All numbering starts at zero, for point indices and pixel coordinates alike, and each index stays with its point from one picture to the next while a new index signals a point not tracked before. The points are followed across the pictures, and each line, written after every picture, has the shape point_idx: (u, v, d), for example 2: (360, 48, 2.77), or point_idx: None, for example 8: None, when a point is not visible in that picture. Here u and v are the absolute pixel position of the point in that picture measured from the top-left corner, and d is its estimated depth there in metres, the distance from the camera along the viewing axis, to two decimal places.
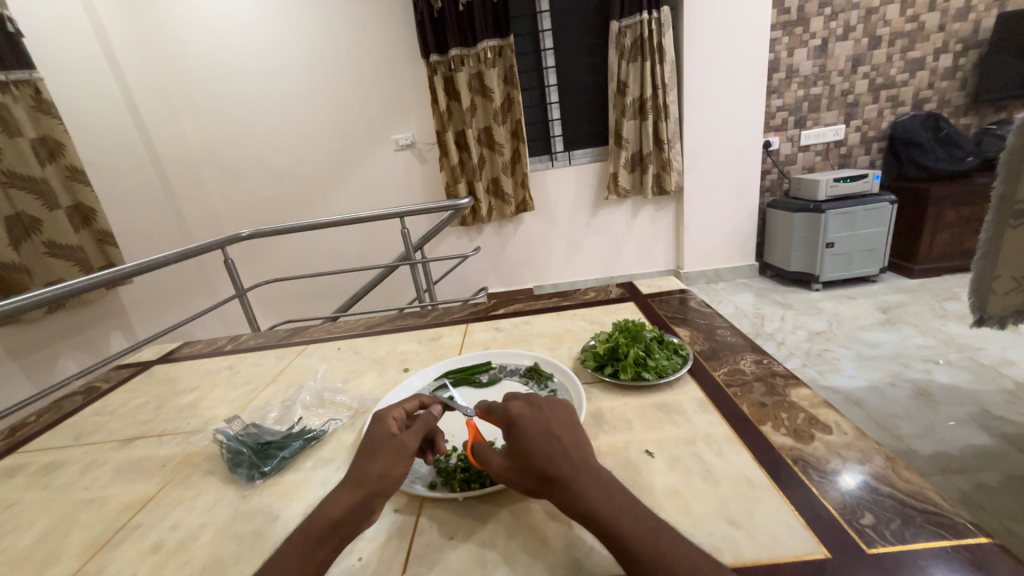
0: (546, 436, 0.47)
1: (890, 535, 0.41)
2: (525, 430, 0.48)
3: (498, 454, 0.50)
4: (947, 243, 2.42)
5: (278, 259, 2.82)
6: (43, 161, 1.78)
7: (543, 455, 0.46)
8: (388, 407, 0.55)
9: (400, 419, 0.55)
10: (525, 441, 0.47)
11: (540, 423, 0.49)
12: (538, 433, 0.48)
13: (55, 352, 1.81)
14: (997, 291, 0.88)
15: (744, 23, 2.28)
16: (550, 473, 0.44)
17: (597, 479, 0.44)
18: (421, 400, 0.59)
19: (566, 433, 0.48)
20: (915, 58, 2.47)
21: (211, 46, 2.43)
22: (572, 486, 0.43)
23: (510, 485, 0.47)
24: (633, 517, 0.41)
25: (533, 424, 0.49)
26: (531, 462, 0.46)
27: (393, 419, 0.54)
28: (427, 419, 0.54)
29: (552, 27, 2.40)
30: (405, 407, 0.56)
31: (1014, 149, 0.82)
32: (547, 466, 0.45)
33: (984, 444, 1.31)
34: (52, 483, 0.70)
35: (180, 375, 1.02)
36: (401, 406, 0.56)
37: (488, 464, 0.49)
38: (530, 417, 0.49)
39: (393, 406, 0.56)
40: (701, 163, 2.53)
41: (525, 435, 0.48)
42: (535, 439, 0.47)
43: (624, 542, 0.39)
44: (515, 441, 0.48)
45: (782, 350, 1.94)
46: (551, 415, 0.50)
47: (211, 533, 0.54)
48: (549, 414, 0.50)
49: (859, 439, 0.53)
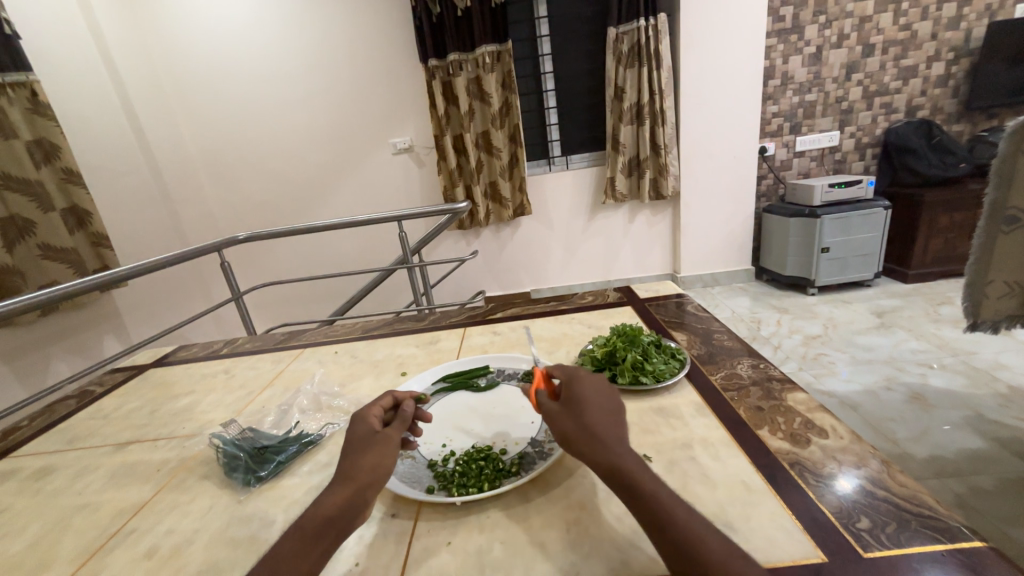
0: (604, 405, 0.50)
1: (886, 539, 0.41)
2: (589, 394, 0.51)
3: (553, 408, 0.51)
4: (941, 249, 2.44)
5: (274, 262, 2.81)
6: (38, 163, 1.77)
7: (597, 418, 0.48)
8: (366, 406, 0.56)
9: (379, 419, 0.56)
10: (588, 403, 0.50)
11: (602, 393, 0.51)
12: (600, 400, 0.50)
13: (48, 355, 1.79)
14: (990, 296, 0.89)
15: (739, 30, 2.31)
16: (596, 432, 0.46)
17: (629, 446, 0.46)
18: (395, 397, 0.59)
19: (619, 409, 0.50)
20: (907, 66, 2.50)
21: (209, 48, 2.43)
22: (612, 443, 0.45)
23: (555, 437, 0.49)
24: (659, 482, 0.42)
25: (595, 393, 0.51)
26: (586, 420, 0.47)
27: (373, 417, 0.55)
28: (408, 414, 0.55)
29: (550, 33, 2.42)
30: (382, 405, 0.57)
31: (1006, 156, 0.83)
32: (597, 426, 0.47)
33: (979, 448, 1.31)
34: (45, 488, 0.69)
35: (175, 379, 1.01)
36: (379, 404, 0.57)
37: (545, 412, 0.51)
38: (596, 387, 0.52)
39: (371, 405, 0.56)
40: (698, 168, 2.55)
41: (587, 398, 0.50)
42: (595, 404, 0.50)
43: (648, 498, 0.40)
44: (577, 401, 0.50)
45: (779, 354, 1.95)
46: (611, 391, 0.53)
47: (206, 539, 0.53)
48: (610, 391, 0.53)
49: (855, 442, 0.54)
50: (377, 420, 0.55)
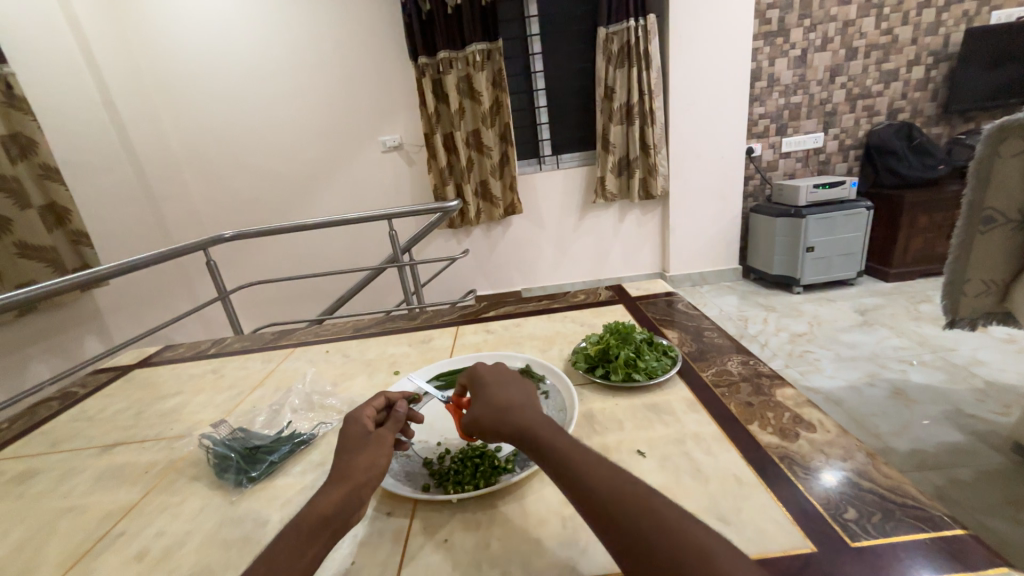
0: (503, 387, 0.56)
1: (872, 529, 0.42)
2: (487, 384, 0.57)
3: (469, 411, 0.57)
4: (920, 248, 2.50)
5: (262, 260, 2.77)
6: (14, 159, 1.72)
7: (501, 400, 0.54)
8: (359, 406, 0.56)
9: (373, 419, 0.55)
10: (489, 391, 0.56)
11: (499, 378, 0.59)
12: (498, 386, 0.57)
13: (26, 357, 1.75)
14: (968, 294, 0.92)
15: (727, 32, 2.34)
16: (504, 412, 0.52)
17: (536, 409, 0.52)
18: (388, 397, 0.59)
19: (519, 385, 0.57)
20: (889, 70, 2.56)
21: (194, 43, 2.39)
22: (520, 414, 0.51)
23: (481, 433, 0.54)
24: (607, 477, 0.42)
25: (493, 379, 0.58)
26: (493, 406, 0.54)
27: (366, 417, 0.55)
28: (401, 416, 0.56)
29: (541, 32, 2.42)
30: (376, 404, 0.56)
31: (982, 159, 0.86)
32: (505, 408, 0.53)
33: (957, 441, 1.35)
34: (27, 492, 0.68)
35: (162, 379, 0.99)
36: (372, 404, 0.56)
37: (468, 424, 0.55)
38: (491, 377, 0.59)
39: (364, 404, 0.56)
40: (686, 168, 2.57)
41: (489, 388, 0.57)
42: (496, 390, 0.56)
43: (592, 497, 0.40)
44: (481, 394, 0.56)
45: (765, 352, 1.98)
46: (509, 374, 0.60)
47: (198, 540, 0.53)
48: (506, 373, 0.60)
49: (842, 436, 0.55)
50: (370, 420, 0.55)
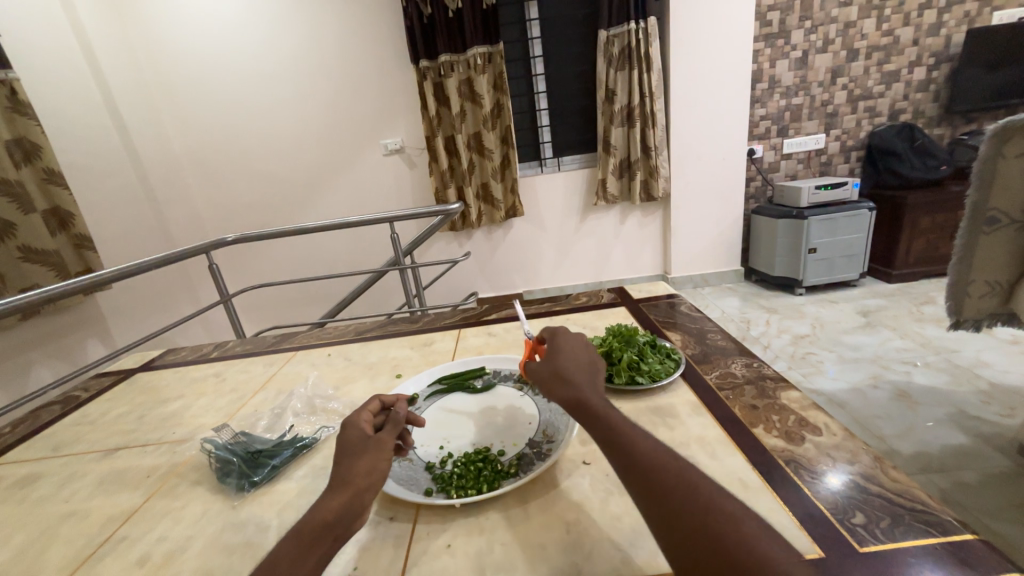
0: (578, 355, 0.56)
1: (880, 533, 0.42)
2: (564, 346, 0.57)
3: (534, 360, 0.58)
4: (924, 249, 2.49)
5: (263, 263, 2.77)
6: (18, 163, 1.73)
7: (569, 364, 0.54)
8: (355, 411, 0.55)
9: (370, 423, 0.55)
10: (563, 352, 0.56)
11: (578, 351, 0.57)
12: (575, 352, 0.57)
13: (29, 360, 1.75)
14: (972, 295, 0.91)
15: (727, 34, 2.34)
16: (567, 374, 0.53)
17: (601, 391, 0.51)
18: (383, 401, 0.58)
19: (593, 360, 0.56)
20: (890, 71, 2.56)
21: (196, 47, 2.40)
22: (586, 388, 0.50)
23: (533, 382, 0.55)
24: (653, 448, 0.43)
25: (572, 346, 0.58)
26: (559, 366, 0.54)
27: (363, 422, 0.54)
28: (399, 416, 0.55)
29: (541, 35, 2.43)
30: (372, 409, 0.56)
31: (986, 159, 0.85)
32: (572, 371, 0.53)
33: (962, 443, 1.35)
34: (30, 496, 0.68)
35: (164, 383, 0.99)
36: (369, 409, 0.56)
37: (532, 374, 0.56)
38: (574, 342, 0.58)
39: (360, 410, 0.55)
40: (687, 170, 2.57)
41: (565, 349, 0.57)
42: (570, 354, 0.56)
43: (637, 457, 0.42)
44: (553, 352, 0.57)
45: (768, 353, 1.98)
46: (589, 348, 0.59)
47: (200, 545, 0.52)
48: (587, 352, 0.58)
49: (848, 439, 0.55)
50: (368, 424, 0.54)
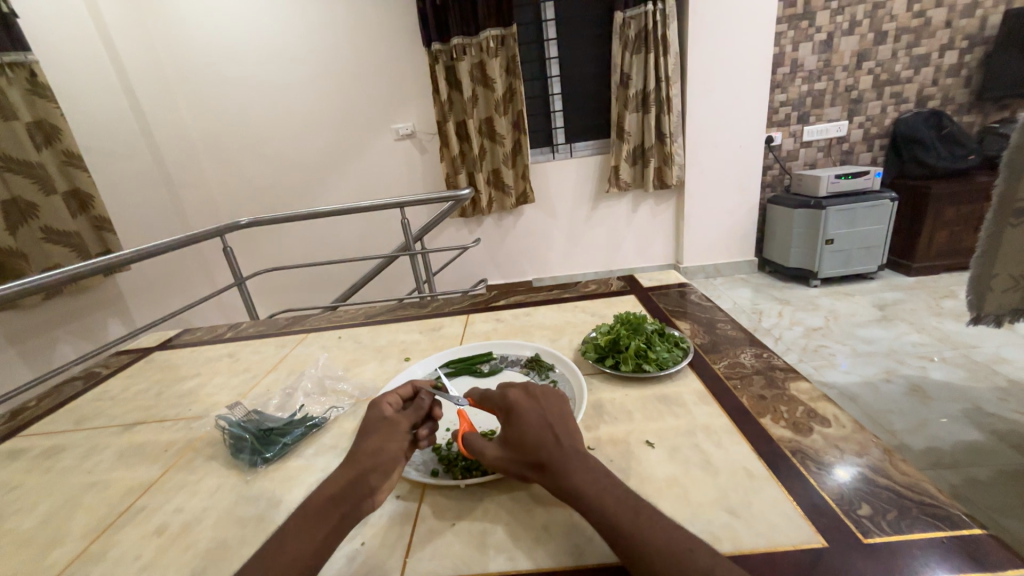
0: (540, 424, 0.49)
1: (886, 525, 0.42)
2: (522, 418, 0.50)
3: (493, 442, 0.51)
4: (946, 242, 2.42)
5: (277, 247, 2.81)
6: (39, 145, 1.76)
7: (536, 442, 0.47)
8: (383, 393, 0.57)
9: (395, 405, 0.56)
10: (521, 429, 0.49)
11: (537, 409, 0.51)
12: (535, 421, 0.49)
13: (53, 338, 1.81)
14: (994, 289, 0.88)
15: (749, 16, 2.26)
16: (542, 458, 0.46)
17: (582, 458, 0.46)
18: (415, 386, 0.59)
19: (560, 420, 0.50)
20: (920, 55, 2.45)
21: (209, 30, 2.40)
22: (563, 468, 0.45)
23: (504, 474, 0.48)
24: (617, 498, 0.42)
25: (531, 414, 0.50)
26: (526, 449, 0.47)
27: (388, 403, 0.56)
28: (421, 403, 0.56)
29: (556, 16, 2.38)
30: (400, 392, 0.58)
31: (1017, 147, 0.82)
32: (543, 449, 0.46)
33: (977, 440, 1.32)
34: (54, 466, 0.70)
35: (179, 362, 1.01)
36: (396, 392, 0.58)
37: (483, 456, 0.50)
38: (528, 406, 0.51)
39: (389, 393, 0.58)
40: (703, 157, 2.52)
41: (523, 423, 0.49)
42: (532, 426, 0.49)
43: (598, 512, 0.41)
44: (512, 432, 0.49)
45: (779, 345, 1.95)
46: (550, 406, 0.51)
47: (214, 517, 0.54)
48: (546, 404, 0.52)
49: (858, 432, 0.54)
50: (391, 407, 0.56)
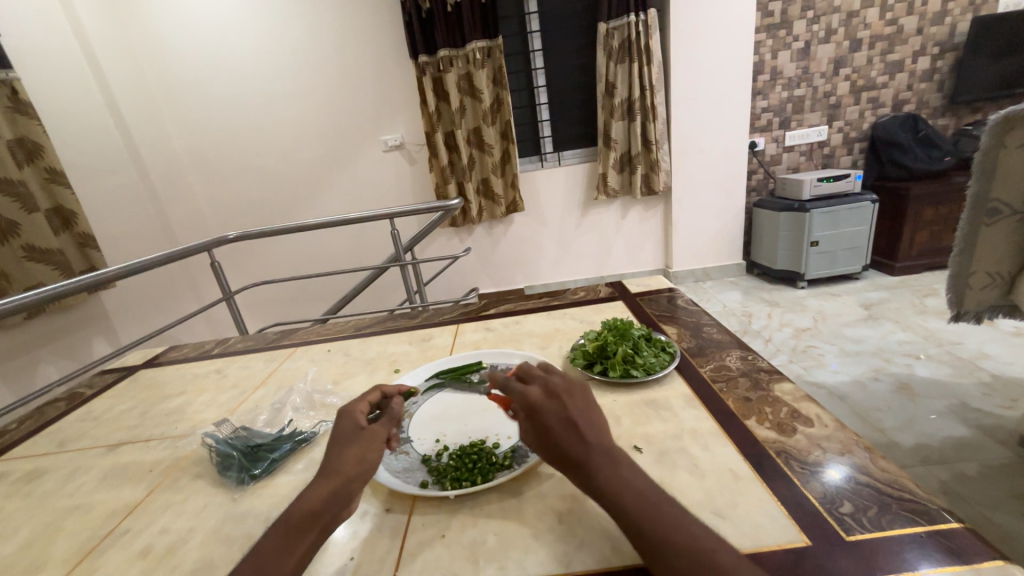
0: (563, 424, 0.46)
1: (868, 522, 0.42)
2: (542, 420, 0.47)
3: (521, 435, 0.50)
4: (927, 241, 2.48)
5: (266, 261, 2.79)
6: (21, 163, 1.74)
7: (561, 443, 0.46)
8: (352, 400, 0.56)
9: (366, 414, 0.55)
10: (544, 430, 0.47)
11: (559, 407, 0.48)
12: (557, 423, 0.47)
13: (36, 358, 1.77)
14: (973, 287, 0.91)
15: (729, 25, 2.31)
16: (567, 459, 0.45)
17: (609, 460, 0.44)
18: (382, 392, 0.58)
19: (584, 418, 0.47)
20: (894, 61, 2.53)
21: (197, 46, 2.40)
22: (589, 472, 0.44)
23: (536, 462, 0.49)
24: (640, 498, 0.42)
25: (553, 417, 0.47)
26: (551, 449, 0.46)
27: (360, 412, 0.55)
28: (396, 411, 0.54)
29: (541, 28, 2.42)
30: (368, 400, 0.56)
31: (988, 149, 0.84)
32: (566, 448, 0.45)
33: (964, 436, 1.34)
34: (36, 491, 0.69)
35: (166, 379, 1.00)
36: (365, 400, 0.56)
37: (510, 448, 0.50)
38: (549, 407, 0.48)
39: (357, 400, 0.56)
40: (689, 164, 2.56)
41: (545, 425, 0.47)
42: (555, 427, 0.47)
43: (623, 508, 0.41)
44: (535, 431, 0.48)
45: (769, 347, 1.97)
46: (573, 401, 0.48)
47: (201, 537, 0.54)
48: (572, 399, 0.49)
49: (840, 430, 0.55)
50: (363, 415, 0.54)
